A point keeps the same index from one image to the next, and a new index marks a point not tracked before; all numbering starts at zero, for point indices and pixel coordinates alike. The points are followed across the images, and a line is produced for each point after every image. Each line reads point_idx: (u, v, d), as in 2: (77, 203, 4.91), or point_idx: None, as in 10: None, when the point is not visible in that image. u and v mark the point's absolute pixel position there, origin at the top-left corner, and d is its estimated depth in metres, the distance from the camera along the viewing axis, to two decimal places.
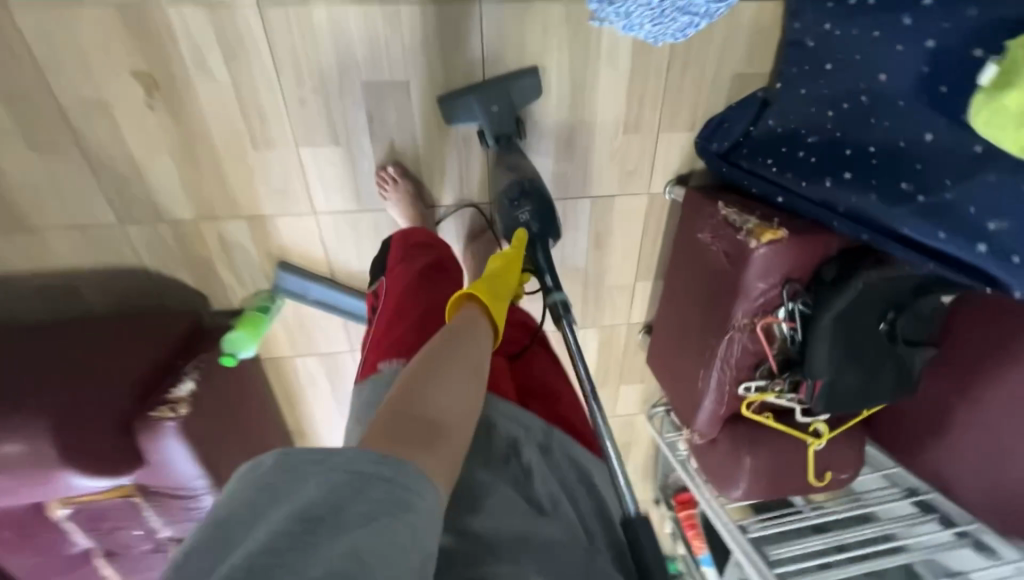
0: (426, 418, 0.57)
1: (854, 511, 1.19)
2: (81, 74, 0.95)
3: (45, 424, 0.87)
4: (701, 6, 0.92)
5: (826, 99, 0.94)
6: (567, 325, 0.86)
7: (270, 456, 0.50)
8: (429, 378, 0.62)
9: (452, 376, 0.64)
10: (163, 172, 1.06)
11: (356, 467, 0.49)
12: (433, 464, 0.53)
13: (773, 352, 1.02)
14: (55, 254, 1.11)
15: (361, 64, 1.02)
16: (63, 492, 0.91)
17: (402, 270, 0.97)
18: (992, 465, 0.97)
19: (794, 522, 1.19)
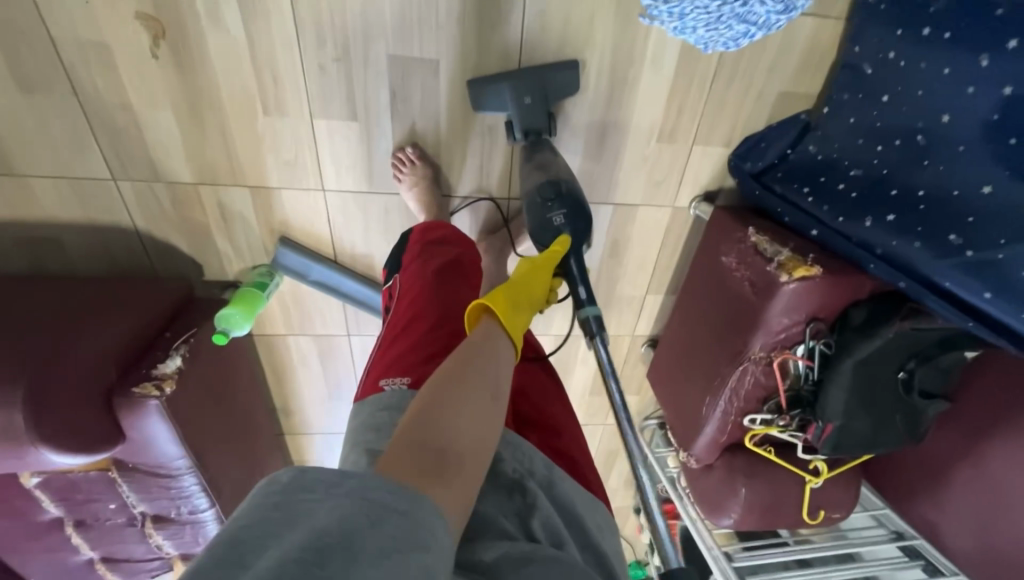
0: (439, 445, 0.52)
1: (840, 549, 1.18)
2: (80, 11, 0.86)
3: (18, 393, 0.78)
4: (761, 15, 0.84)
5: (876, 133, 0.89)
6: (601, 343, 0.81)
7: (288, 470, 0.45)
8: (442, 400, 0.57)
9: (467, 398, 0.58)
10: (164, 129, 0.99)
11: (373, 495, 0.43)
12: (447, 501, 0.48)
13: (784, 387, 0.99)
14: (40, 205, 1.03)
15: (389, 36, 0.94)
16: (36, 467, 0.82)
17: (418, 269, 0.94)
18: (986, 524, 0.97)
19: (780, 555, 1.18)
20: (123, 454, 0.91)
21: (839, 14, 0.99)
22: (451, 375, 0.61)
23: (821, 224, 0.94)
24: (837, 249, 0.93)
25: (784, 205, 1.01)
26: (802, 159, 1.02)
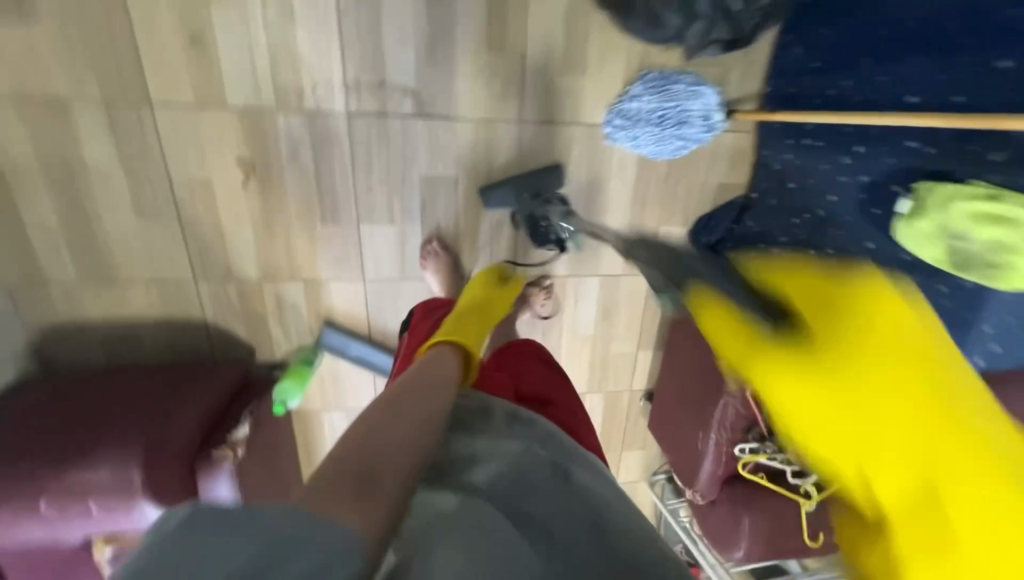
0: (361, 469, 0.50)
1: None
2: (194, 159, 1.15)
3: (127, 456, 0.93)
4: (692, 135, 1.27)
5: (792, 209, 1.20)
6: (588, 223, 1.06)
7: (181, 510, 0.40)
8: (370, 430, 0.56)
9: (398, 423, 0.58)
10: (242, 239, 1.25)
11: (277, 533, 0.40)
12: (358, 519, 0.44)
13: (762, 416, 1.16)
14: (130, 305, 1.25)
15: (421, 163, 1.26)
16: (135, 524, 0.94)
17: (423, 323, 1.09)
18: None
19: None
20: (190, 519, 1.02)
21: (750, 130, 1.35)
22: (385, 405, 0.61)
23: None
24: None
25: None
26: (745, 233, 1.33)
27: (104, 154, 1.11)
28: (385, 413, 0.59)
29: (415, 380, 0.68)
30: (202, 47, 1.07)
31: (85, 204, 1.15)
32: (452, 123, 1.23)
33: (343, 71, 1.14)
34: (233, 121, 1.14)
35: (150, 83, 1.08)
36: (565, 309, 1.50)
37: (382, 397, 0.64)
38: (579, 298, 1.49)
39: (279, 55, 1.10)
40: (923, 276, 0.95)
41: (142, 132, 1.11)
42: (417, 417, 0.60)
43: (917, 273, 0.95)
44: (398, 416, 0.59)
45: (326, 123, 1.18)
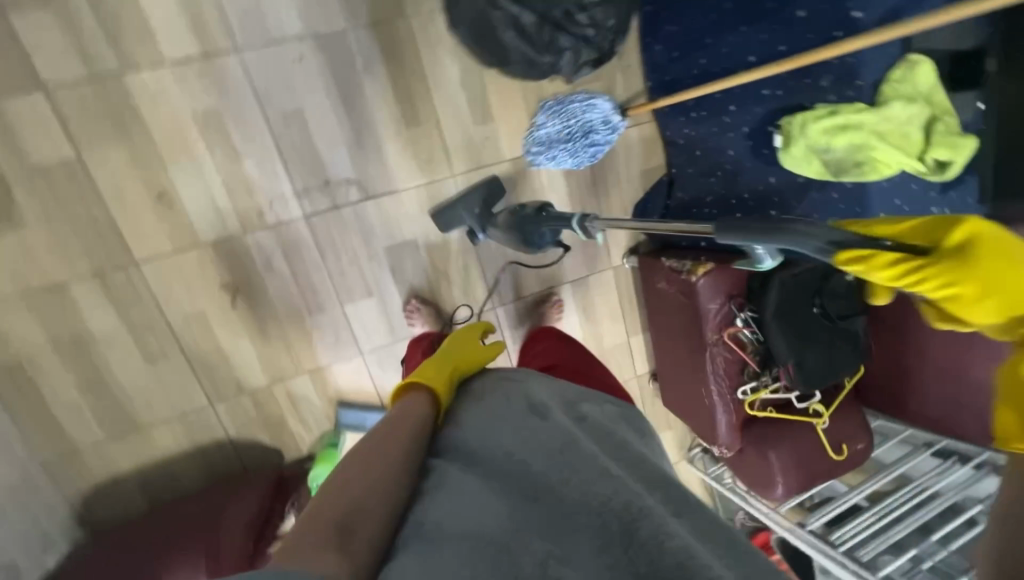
0: (338, 521, 0.57)
1: (885, 474, 1.30)
2: (184, 296, 1.29)
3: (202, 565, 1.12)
4: (600, 139, 1.45)
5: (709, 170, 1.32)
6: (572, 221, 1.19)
7: None
8: (346, 481, 0.62)
9: (372, 470, 0.63)
10: (244, 352, 1.36)
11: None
12: (336, 564, 0.52)
13: (749, 355, 1.26)
14: (158, 445, 1.34)
15: (380, 236, 1.41)
16: None
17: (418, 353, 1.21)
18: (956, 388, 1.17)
19: (842, 503, 1.30)
20: None
21: (648, 119, 1.54)
22: (357, 453, 0.67)
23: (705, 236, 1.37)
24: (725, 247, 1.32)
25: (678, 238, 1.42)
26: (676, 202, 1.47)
27: (105, 317, 1.24)
28: (360, 462, 0.65)
29: (392, 420, 0.71)
30: (168, 202, 1.23)
31: (98, 366, 1.26)
32: (396, 195, 1.40)
33: (292, 183, 1.31)
34: (209, 253, 1.28)
35: (132, 246, 1.23)
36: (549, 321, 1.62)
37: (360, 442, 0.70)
38: (558, 307, 1.61)
39: (234, 188, 1.27)
40: (826, 191, 1.07)
41: (134, 288, 1.25)
42: (392, 458, 0.65)
43: (819, 191, 1.08)
44: (373, 462, 0.65)
45: (289, 230, 1.33)
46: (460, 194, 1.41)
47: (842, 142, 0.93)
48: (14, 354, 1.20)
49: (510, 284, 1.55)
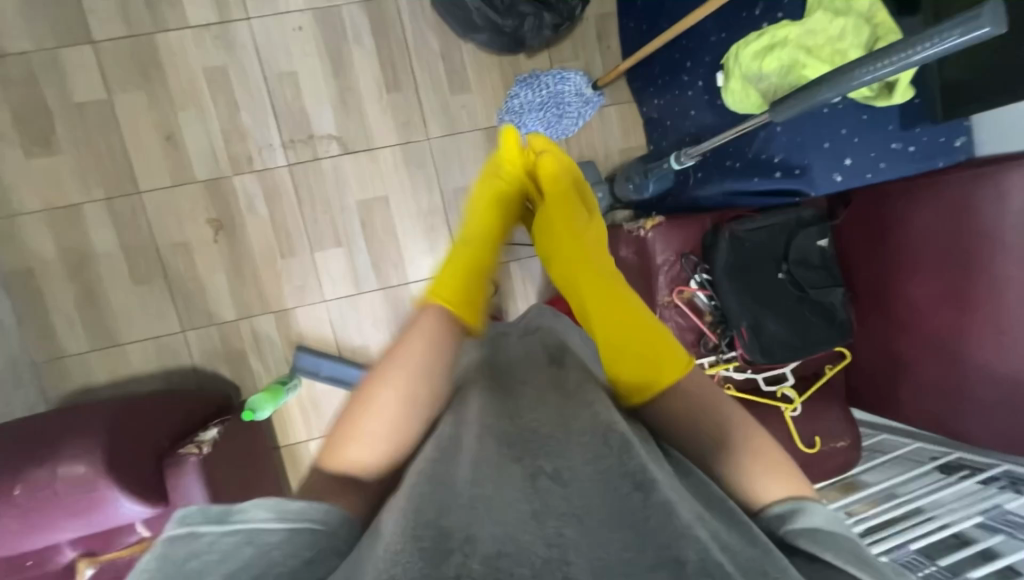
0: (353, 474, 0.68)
1: (901, 507, 1.04)
2: (175, 227, 1.44)
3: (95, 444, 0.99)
4: (575, 112, 1.46)
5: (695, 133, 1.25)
6: (626, 179, 1.26)
7: (258, 511, 0.56)
8: (347, 426, 0.72)
9: (375, 406, 0.72)
10: (217, 284, 1.47)
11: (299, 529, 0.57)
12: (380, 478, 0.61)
13: (704, 321, 1.14)
14: (130, 364, 1.45)
15: (354, 189, 1.49)
16: (110, 521, 0.99)
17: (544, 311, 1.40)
18: (949, 387, 1.03)
19: (885, 531, 1.00)
20: (164, 529, 1.05)
21: (629, 98, 1.54)
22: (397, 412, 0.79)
23: (684, 183, 1.23)
24: (692, 204, 1.20)
25: (651, 204, 1.32)
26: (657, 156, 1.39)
27: (107, 237, 1.42)
28: (368, 403, 0.73)
29: (416, 328, 0.80)
30: (174, 142, 1.42)
31: (93, 280, 1.42)
32: (372, 152, 1.49)
33: (279, 135, 1.45)
34: (201, 190, 1.44)
35: (139, 177, 1.41)
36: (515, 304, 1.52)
37: (396, 337, 0.81)
38: (528, 287, 1.51)
39: (230, 135, 1.43)
40: (781, 124, 1.00)
41: (135, 214, 1.42)
42: (407, 399, 0.73)
43: (774, 124, 1.00)
44: (387, 418, 0.71)
45: (272, 176, 1.46)
46: None
47: (772, 65, 0.91)
48: (31, 262, 1.40)
49: None
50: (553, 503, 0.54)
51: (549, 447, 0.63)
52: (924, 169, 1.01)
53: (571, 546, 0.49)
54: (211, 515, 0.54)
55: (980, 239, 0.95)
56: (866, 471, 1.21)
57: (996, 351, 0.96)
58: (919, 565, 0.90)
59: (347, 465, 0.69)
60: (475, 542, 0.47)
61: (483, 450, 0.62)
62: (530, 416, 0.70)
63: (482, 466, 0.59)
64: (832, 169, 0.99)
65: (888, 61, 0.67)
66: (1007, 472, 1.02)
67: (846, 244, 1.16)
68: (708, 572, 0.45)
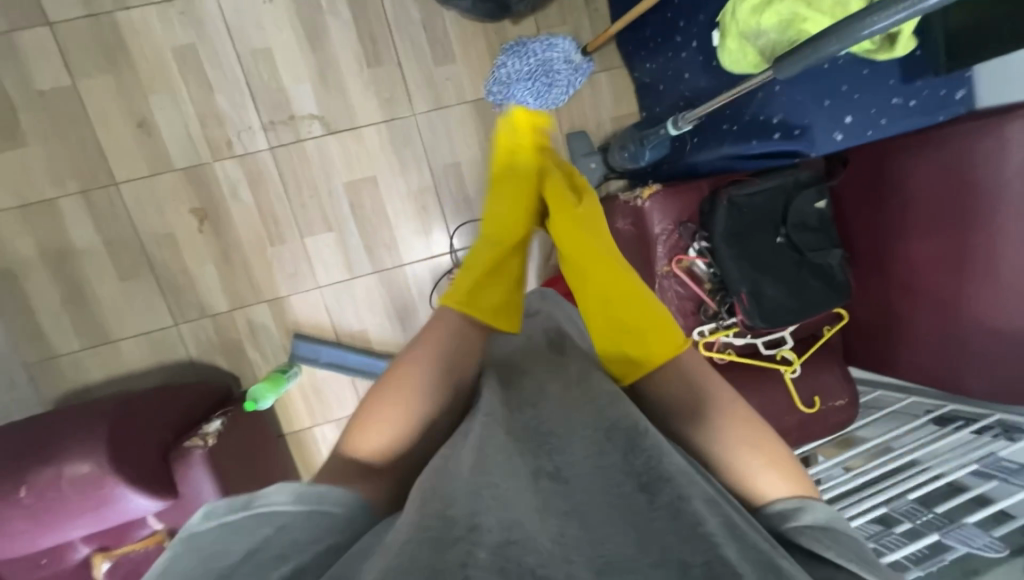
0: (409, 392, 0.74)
1: (897, 460, 1.06)
2: (158, 219, 1.39)
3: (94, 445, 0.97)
4: (565, 80, 1.38)
5: (691, 97, 1.21)
6: (619, 149, 1.23)
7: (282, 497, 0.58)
8: (378, 415, 0.72)
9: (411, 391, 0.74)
10: (208, 276, 1.43)
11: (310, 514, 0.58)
12: None
13: (703, 289, 1.14)
14: (125, 361, 1.43)
15: (341, 171, 1.44)
16: (121, 515, 0.98)
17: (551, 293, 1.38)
18: (946, 341, 1.04)
19: (882, 484, 1.03)
20: (177, 519, 1.06)
21: (620, 63, 1.49)
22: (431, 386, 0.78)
23: (680, 149, 1.20)
24: (688, 171, 1.18)
25: (646, 172, 1.29)
26: (651, 122, 1.36)
27: (88, 232, 1.37)
28: (397, 389, 0.74)
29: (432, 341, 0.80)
30: (148, 129, 1.35)
31: (77, 278, 1.38)
32: (357, 131, 1.43)
33: (259, 117, 1.39)
34: (181, 178, 1.38)
35: (115, 167, 1.36)
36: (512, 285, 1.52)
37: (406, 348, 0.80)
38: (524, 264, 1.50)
39: (207, 119, 1.37)
40: (780, 84, 0.97)
41: (114, 206, 1.37)
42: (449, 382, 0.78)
43: (773, 84, 0.98)
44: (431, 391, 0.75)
45: (255, 161, 1.40)
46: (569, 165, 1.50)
47: (771, 20, 0.87)
48: (9, 261, 1.35)
49: (468, 228, 1.52)
50: (554, 500, 0.55)
51: (549, 441, 0.64)
52: (925, 123, 1.00)
53: (572, 543, 0.50)
54: (233, 504, 0.56)
55: (979, 191, 0.94)
56: (862, 427, 1.24)
57: (994, 303, 0.97)
58: (917, 514, 0.95)
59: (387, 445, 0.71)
60: (482, 530, 0.48)
61: (481, 442, 0.63)
62: (531, 409, 0.71)
63: (474, 457, 0.59)
64: (832, 128, 0.97)
65: (902, 6, 0.61)
66: (1001, 421, 1.04)
67: (843, 203, 1.16)
68: (713, 575, 0.45)
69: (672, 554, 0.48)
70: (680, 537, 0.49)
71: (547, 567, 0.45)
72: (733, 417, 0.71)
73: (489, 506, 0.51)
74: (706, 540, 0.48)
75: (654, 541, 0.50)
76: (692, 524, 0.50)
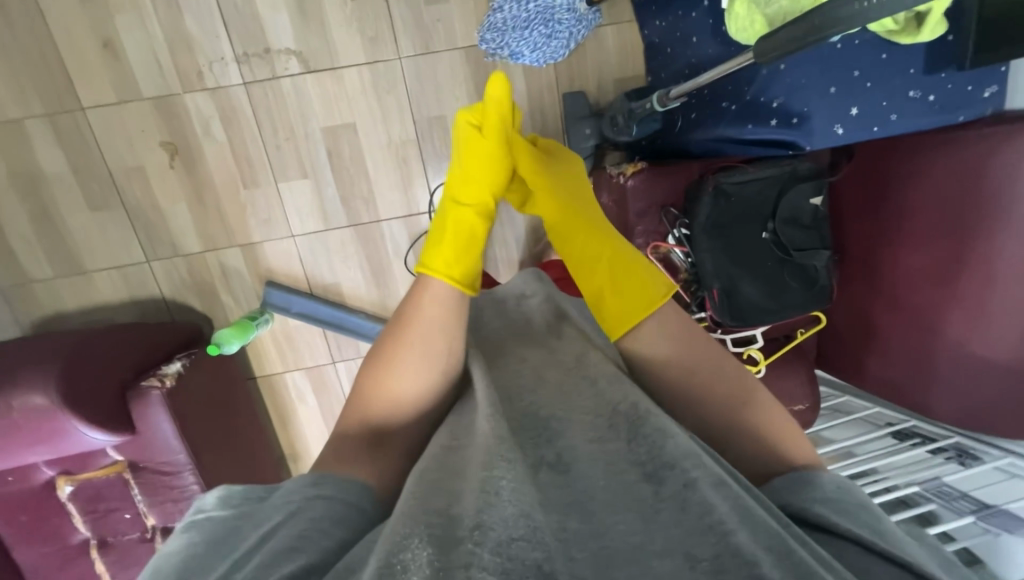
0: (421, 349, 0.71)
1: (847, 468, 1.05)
2: (128, 149, 1.34)
3: (49, 376, 1.00)
4: (565, 30, 1.27)
5: (698, 65, 1.10)
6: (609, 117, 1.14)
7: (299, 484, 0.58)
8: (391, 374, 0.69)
9: (406, 356, 0.70)
10: (179, 213, 1.40)
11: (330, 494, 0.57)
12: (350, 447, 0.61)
13: (676, 278, 1.08)
14: (99, 292, 1.43)
15: (319, 115, 1.36)
16: (76, 446, 1.02)
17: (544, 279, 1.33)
18: (920, 361, 1.00)
19: None
20: (135, 454, 1.10)
21: (630, 17, 1.34)
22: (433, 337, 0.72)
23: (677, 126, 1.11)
24: (680, 151, 1.10)
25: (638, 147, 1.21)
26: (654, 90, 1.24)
27: (56, 158, 1.32)
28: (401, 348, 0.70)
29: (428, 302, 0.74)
30: (114, 52, 1.27)
31: (49, 205, 1.36)
32: (337, 72, 1.33)
33: (231, 47, 1.29)
34: (151, 107, 1.31)
35: (81, 91, 1.29)
36: (499, 268, 1.51)
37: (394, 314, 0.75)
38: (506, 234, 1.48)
39: (176, 45, 1.28)
40: (786, 61, 0.87)
41: (82, 132, 1.31)
42: (455, 333, 0.73)
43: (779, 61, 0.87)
44: (426, 353, 0.71)
45: (227, 96, 1.32)
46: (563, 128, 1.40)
47: None
48: None
49: None
50: (556, 491, 0.54)
51: (551, 429, 0.63)
52: (941, 123, 0.90)
53: (575, 538, 0.49)
54: (246, 496, 0.59)
55: (987, 207, 0.87)
56: (827, 429, 1.23)
57: (977, 328, 0.92)
58: None
59: (397, 407, 0.69)
60: (487, 529, 0.46)
61: (476, 443, 0.59)
62: (530, 396, 0.69)
63: (481, 451, 0.57)
64: (835, 119, 0.87)
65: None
66: (956, 445, 1.03)
67: (841, 201, 1.07)
68: (721, 569, 0.45)
69: (680, 548, 0.47)
70: (687, 531, 0.48)
71: (552, 562, 0.45)
72: (737, 404, 0.69)
73: (494, 500, 0.49)
74: (716, 532, 0.47)
75: (658, 531, 0.49)
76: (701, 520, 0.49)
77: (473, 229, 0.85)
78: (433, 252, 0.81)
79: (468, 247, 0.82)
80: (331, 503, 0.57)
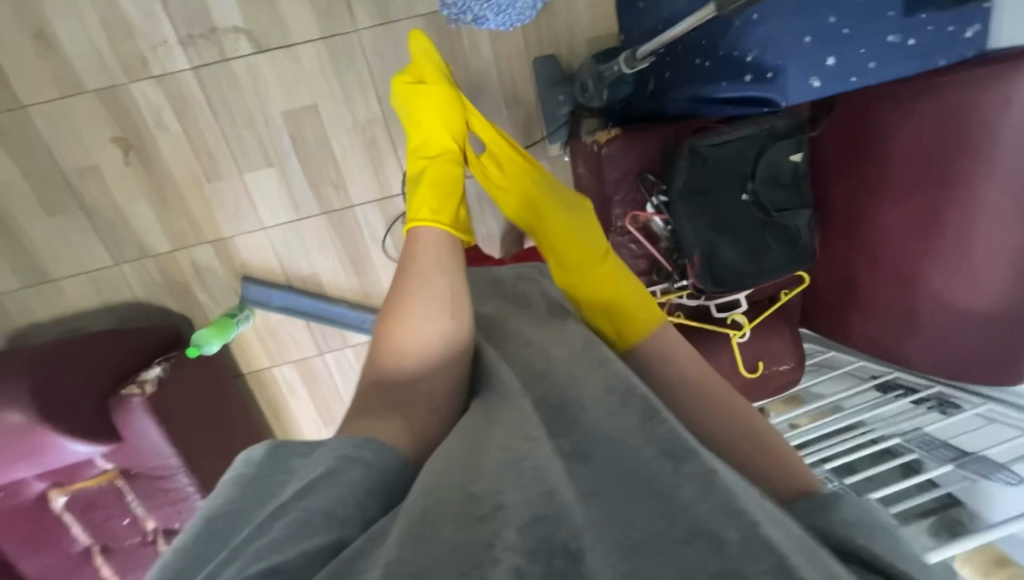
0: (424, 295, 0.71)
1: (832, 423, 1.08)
2: (78, 147, 1.27)
3: (22, 393, 0.97)
4: None
5: (672, 19, 1.04)
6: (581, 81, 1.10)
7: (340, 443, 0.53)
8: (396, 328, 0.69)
9: (412, 308, 0.69)
10: (141, 212, 1.34)
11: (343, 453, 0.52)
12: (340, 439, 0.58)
13: (657, 247, 1.07)
14: (70, 300, 1.39)
15: (278, 98, 1.28)
16: (61, 459, 1.02)
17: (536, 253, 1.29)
18: (901, 314, 1.00)
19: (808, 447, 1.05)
20: (123, 462, 1.10)
21: None
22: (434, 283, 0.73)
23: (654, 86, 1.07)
24: (657, 113, 1.08)
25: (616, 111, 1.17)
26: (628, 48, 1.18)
27: (3, 162, 1.25)
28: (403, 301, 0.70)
29: (420, 251, 0.76)
30: (47, 42, 1.18)
31: (4, 213, 1.30)
32: (292, 49, 1.25)
33: (174, 29, 1.20)
34: (96, 100, 1.23)
35: (18, 87, 1.20)
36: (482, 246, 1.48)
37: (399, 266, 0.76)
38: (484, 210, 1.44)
39: (114, 30, 1.19)
40: (759, 10, 0.82)
41: (27, 133, 1.24)
42: (455, 274, 0.74)
43: (752, 10, 0.83)
44: (432, 298, 0.70)
45: (176, 83, 1.24)
46: (536, 96, 1.34)
47: None
48: None
49: None
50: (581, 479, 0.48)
51: (566, 409, 0.56)
52: (922, 67, 0.87)
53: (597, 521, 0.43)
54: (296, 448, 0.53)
55: (968, 154, 0.85)
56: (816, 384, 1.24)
57: (956, 279, 0.92)
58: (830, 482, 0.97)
59: (421, 353, 0.67)
60: (509, 510, 0.41)
61: (510, 415, 0.54)
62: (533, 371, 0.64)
63: (501, 429, 0.52)
64: (811, 71, 0.83)
65: None
66: (938, 395, 1.05)
67: (822, 156, 1.04)
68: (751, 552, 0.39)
69: (702, 527, 0.41)
70: (721, 508, 0.42)
71: (580, 539, 0.39)
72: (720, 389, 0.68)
73: (519, 483, 0.44)
74: (744, 517, 0.41)
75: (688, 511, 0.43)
76: (733, 498, 0.43)
77: (446, 180, 0.89)
78: (416, 206, 0.84)
79: (446, 194, 0.87)
80: (368, 468, 0.51)
